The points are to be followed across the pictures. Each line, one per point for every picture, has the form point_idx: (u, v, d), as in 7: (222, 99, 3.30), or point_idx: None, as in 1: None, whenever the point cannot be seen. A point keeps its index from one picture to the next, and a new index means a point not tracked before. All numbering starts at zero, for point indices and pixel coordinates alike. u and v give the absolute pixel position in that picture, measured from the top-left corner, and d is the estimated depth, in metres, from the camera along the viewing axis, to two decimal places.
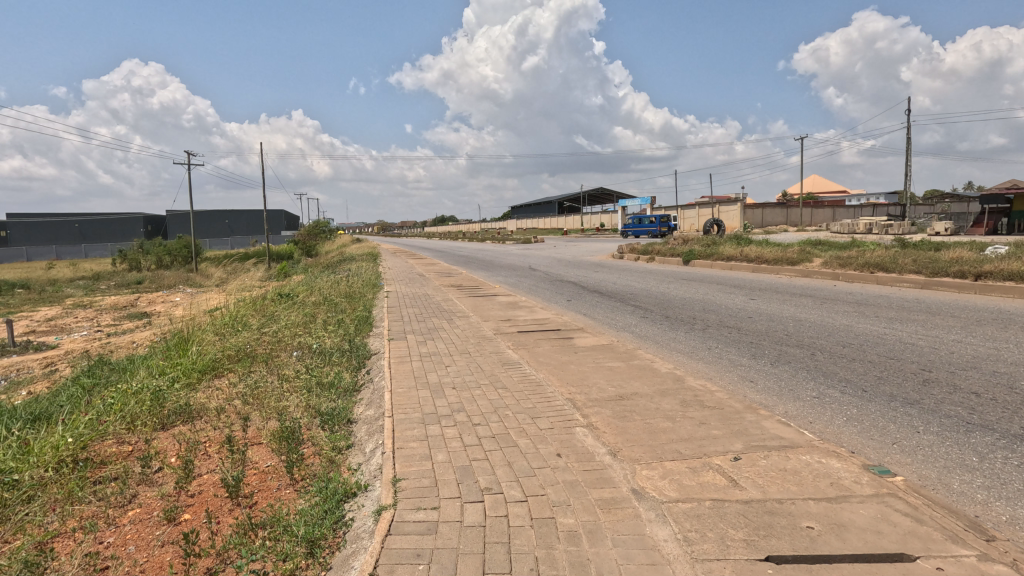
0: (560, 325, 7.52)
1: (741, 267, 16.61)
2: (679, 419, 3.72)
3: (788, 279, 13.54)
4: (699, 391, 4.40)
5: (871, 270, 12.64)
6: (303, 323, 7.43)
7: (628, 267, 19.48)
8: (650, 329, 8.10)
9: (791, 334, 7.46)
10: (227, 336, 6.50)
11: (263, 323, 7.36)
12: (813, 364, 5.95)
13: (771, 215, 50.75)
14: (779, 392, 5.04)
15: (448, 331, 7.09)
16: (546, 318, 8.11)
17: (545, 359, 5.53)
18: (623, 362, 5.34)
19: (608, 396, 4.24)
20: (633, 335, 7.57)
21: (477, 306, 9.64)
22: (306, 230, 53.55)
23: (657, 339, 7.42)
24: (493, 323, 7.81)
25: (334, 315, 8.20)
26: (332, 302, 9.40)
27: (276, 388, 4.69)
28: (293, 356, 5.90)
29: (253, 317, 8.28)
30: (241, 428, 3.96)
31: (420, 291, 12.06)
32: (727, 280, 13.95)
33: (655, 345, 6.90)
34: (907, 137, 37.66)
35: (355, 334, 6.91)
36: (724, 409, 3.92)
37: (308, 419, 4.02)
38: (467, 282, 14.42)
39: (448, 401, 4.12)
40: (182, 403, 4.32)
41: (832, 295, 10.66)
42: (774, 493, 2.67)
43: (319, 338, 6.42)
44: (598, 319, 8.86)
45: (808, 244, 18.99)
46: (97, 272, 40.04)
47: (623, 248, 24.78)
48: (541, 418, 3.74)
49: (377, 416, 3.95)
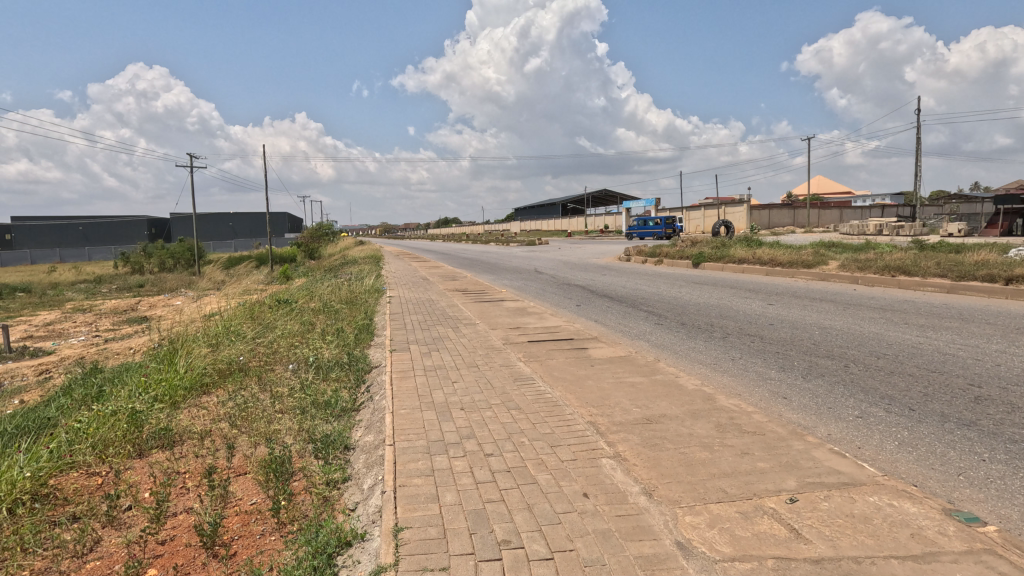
0: (573, 334, 7.10)
1: (754, 270, 16.15)
2: (717, 449, 3.29)
3: (804, 283, 13.07)
4: (734, 413, 3.97)
5: (892, 274, 12.17)
6: (301, 332, 7.04)
7: (637, 269, 19.04)
8: (667, 339, 7.67)
9: (819, 343, 7.01)
10: (219, 348, 6.11)
11: (259, 333, 6.97)
12: (848, 378, 5.51)
13: (778, 216, 50.18)
14: (818, 411, 4.60)
15: (454, 341, 6.67)
16: (557, 326, 7.69)
17: (560, 374, 5.11)
18: (645, 377, 4.91)
19: (633, 419, 3.83)
20: (649, 345, 7.14)
21: (484, 312, 9.22)
22: (309, 232, 53.24)
23: (676, 350, 6.99)
24: (501, 331, 7.40)
25: (334, 323, 7.80)
26: (332, 309, 9.00)
27: (267, 409, 4.28)
28: (289, 370, 5.50)
29: (248, 325, 7.88)
30: (226, 456, 3.55)
31: (424, 296, 11.67)
32: (741, 284, 13.48)
33: (674, 357, 6.47)
34: (917, 138, 37.10)
35: (356, 345, 6.51)
36: (767, 436, 3.49)
37: (300, 446, 3.61)
38: (472, 286, 14.02)
39: (456, 426, 3.70)
40: (162, 426, 3.91)
41: (854, 300, 10.20)
42: (847, 549, 2.24)
43: (317, 350, 6.01)
44: (611, 326, 8.43)
45: (821, 246, 18.51)
46: (99, 276, 39.82)
47: (630, 250, 24.32)
48: (561, 446, 3.32)
49: (376, 443, 3.53)
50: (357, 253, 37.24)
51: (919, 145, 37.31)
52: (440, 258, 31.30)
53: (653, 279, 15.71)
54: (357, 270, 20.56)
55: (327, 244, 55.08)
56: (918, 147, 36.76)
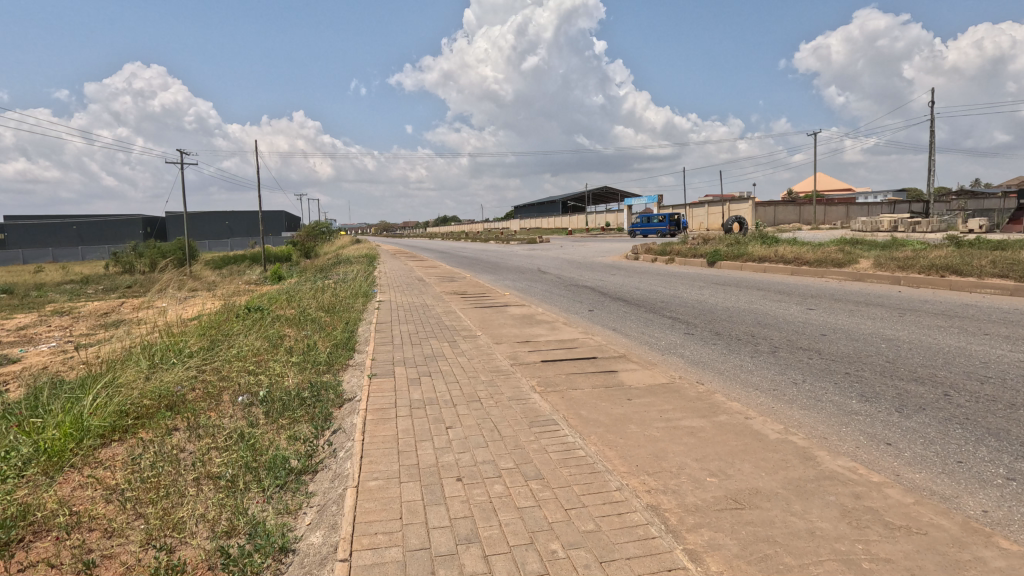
0: (595, 350, 5.84)
1: (777, 270, 14.88)
2: (871, 569, 2.04)
3: (838, 284, 11.82)
4: (857, 485, 2.71)
5: (940, 274, 10.93)
6: (264, 352, 5.79)
7: (648, 268, 17.77)
8: (705, 355, 6.43)
9: (894, 361, 5.75)
10: (152, 373, 4.84)
11: (213, 351, 5.73)
12: (957, 413, 4.26)
13: (784, 215, 48.93)
14: (950, 470, 3.33)
15: (449, 362, 5.40)
16: (574, 339, 6.45)
17: (590, 413, 3.86)
18: (705, 421, 3.64)
19: (713, 501, 2.58)
20: (687, 364, 5.93)
21: (485, 321, 7.97)
22: (305, 231, 51.79)
23: (720, 370, 5.76)
24: (508, 346, 6.15)
25: (307, 338, 6.55)
26: (308, 319, 7.75)
27: (184, 477, 3.04)
28: (235, 407, 4.24)
29: (205, 338, 6.61)
30: (89, 570, 2.28)
31: (418, 301, 10.42)
32: (768, 285, 12.24)
33: (721, 381, 5.26)
34: (931, 131, 35.81)
35: (328, 369, 5.26)
36: (933, 539, 2.23)
37: (209, 552, 2.36)
38: (472, 289, 12.75)
39: (448, 517, 2.45)
40: (13, 514, 2.64)
41: (907, 305, 8.93)
42: None
43: (275, 376, 4.77)
44: (634, 338, 7.22)
45: (846, 244, 17.19)
46: (86, 276, 38.57)
47: (638, 248, 23.02)
48: (619, 564, 2.08)
49: (324, 554, 2.29)
50: (351, 253, 35.93)
51: (931, 141, 36.15)
52: (436, 258, 29.96)
53: (668, 280, 14.44)
54: (349, 270, 19.30)
55: (323, 244, 53.71)
56: (931, 142, 35.53)
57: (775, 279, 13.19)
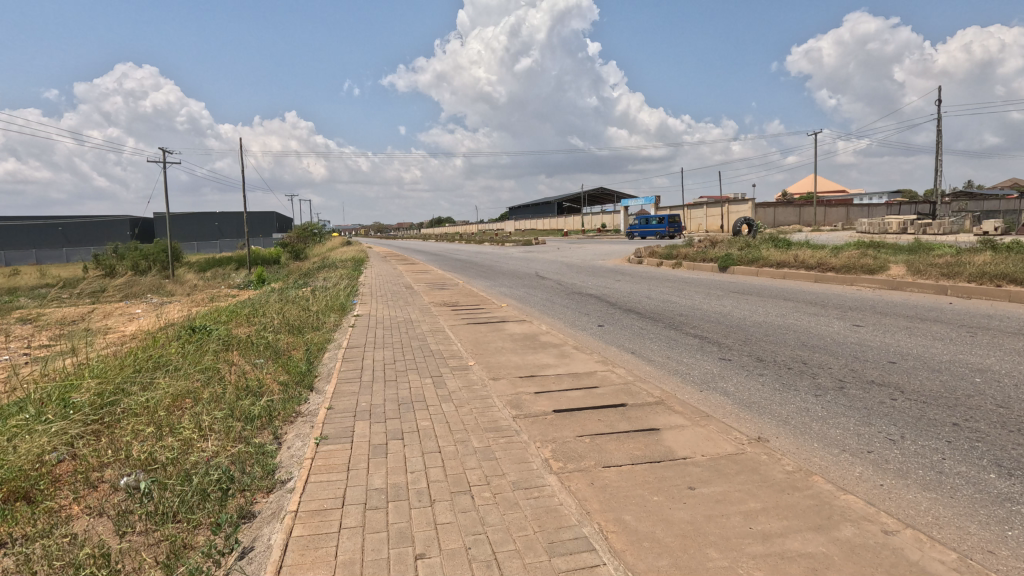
0: (622, 392, 4.50)
1: (799, 276, 13.60)
2: None
3: (875, 293, 10.56)
4: None
5: (993, 283, 9.68)
6: (188, 397, 4.42)
7: (655, 274, 16.46)
8: (756, 394, 5.12)
9: (1008, 405, 4.43)
10: (13, 433, 3.48)
11: (120, 392, 4.38)
12: None
13: (785, 216, 47.81)
14: None
15: (430, 413, 4.04)
16: (592, 373, 5.13)
17: (640, 521, 2.52)
18: (827, 544, 2.30)
19: None
20: (738, 409, 4.62)
21: (480, 343, 6.64)
22: (296, 232, 50.43)
23: (785, 419, 4.45)
24: (509, 384, 4.79)
25: (253, 375, 5.21)
26: (263, 344, 6.36)
27: None
28: (107, 501, 2.88)
29: (123, 370, 5.23)
30: None
31: (402, 315, 9.06)
32: (796, 294, 10.96)
33: (792, 441, 3.98)
34: (938, 128, 34.84)
35: (264, 427, 3.91)
36: None
37: None
38: (466, 298, 11.42)
39: None
40: None
41: (971, 321, 7.66)
42: None
43: (185, 445, 3.43)
44: (663, 369, 5.92)
45: (868, 247, 15.98)
46: (64, 279, 36.84)
47: (641, 252, 21.72)
48: None
49: None
50: (339, 255, 34.27)
51: (939, 141, 35.07)
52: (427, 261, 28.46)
53: (679, 287, 13.12)
54: (334, 275, 17.86)
55: (313, 245, 52.13)
56: (938, 143, 34.53)
57: (800, 287, 11.92)
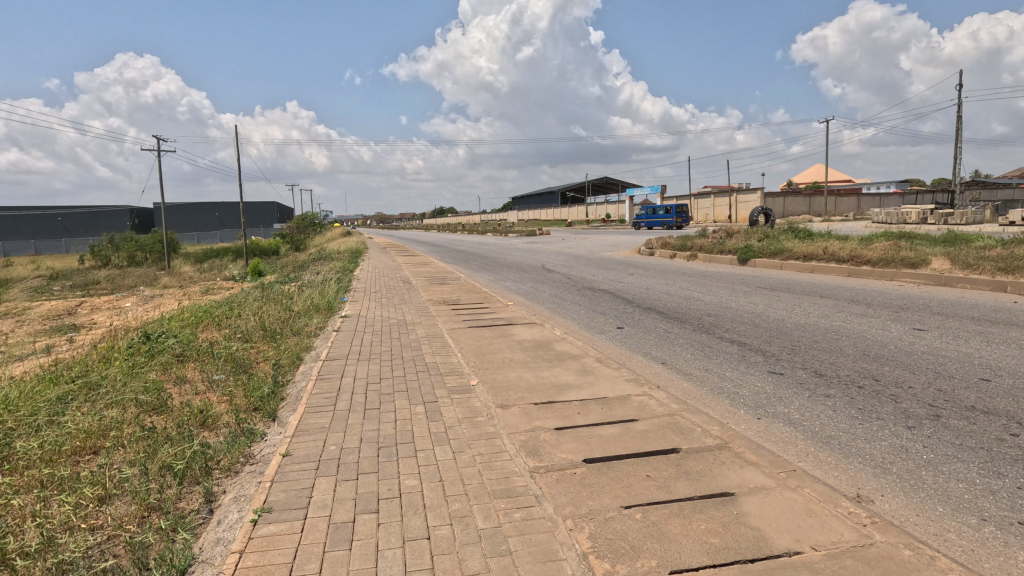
0: (670, 429, 3.46)
1: (829, 270, 12.53)
2: None
3: (922, 290, 9.49)
4: None
5: None
6: (102, 436, 3.39)
7: (671, 267, 15.38)
8: (830, 423, 4.09)
9: None
10: None
11: (15, 428, 3.35)
12: None
13: (795, 206, 46.59)
14: None
15: (420, 464, 3.00)
16: (625, 398, 4.08)
17: None
18: None
19: None
20: (819, 451, 3.58)
21: (484, 354, 5.59)
22: (296, 222, 49.28)
23: (883, 465, 3.41)
24: (522, 416, 3.74)
25: (201, 400, 4.16)
26: (224, 356, 5.30)
27: None
28: None
29: (39, 390, 4.21)
30: None
31: (397, 316, 8.01)
32: (834, 291, 9.86)
33: (907, 504, 2.93)
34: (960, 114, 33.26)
35: (190, 486, 2.88)
36: None
37: None
38: (470, 295, 10.39)
39: None
40: None
41: None
42: None
43: (63, 530, 2.40)
44: (707, 388, 4.86)
45: (899, 238, 14.85)
46: (59, 270, 35.89)
47: (653, 242, 20.63)
48: None
49: None
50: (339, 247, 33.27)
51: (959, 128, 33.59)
52: (431, 253, 27.41)
53: (699, 282, 12.05)
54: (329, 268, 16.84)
55: (313, 235, 51.08)
56: (959, 130, 33.11)
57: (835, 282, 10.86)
